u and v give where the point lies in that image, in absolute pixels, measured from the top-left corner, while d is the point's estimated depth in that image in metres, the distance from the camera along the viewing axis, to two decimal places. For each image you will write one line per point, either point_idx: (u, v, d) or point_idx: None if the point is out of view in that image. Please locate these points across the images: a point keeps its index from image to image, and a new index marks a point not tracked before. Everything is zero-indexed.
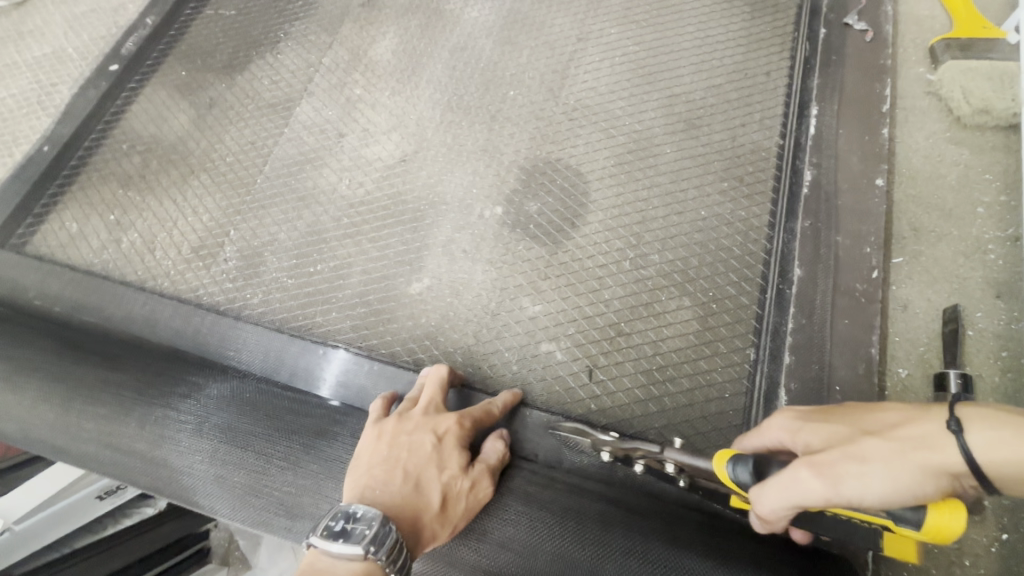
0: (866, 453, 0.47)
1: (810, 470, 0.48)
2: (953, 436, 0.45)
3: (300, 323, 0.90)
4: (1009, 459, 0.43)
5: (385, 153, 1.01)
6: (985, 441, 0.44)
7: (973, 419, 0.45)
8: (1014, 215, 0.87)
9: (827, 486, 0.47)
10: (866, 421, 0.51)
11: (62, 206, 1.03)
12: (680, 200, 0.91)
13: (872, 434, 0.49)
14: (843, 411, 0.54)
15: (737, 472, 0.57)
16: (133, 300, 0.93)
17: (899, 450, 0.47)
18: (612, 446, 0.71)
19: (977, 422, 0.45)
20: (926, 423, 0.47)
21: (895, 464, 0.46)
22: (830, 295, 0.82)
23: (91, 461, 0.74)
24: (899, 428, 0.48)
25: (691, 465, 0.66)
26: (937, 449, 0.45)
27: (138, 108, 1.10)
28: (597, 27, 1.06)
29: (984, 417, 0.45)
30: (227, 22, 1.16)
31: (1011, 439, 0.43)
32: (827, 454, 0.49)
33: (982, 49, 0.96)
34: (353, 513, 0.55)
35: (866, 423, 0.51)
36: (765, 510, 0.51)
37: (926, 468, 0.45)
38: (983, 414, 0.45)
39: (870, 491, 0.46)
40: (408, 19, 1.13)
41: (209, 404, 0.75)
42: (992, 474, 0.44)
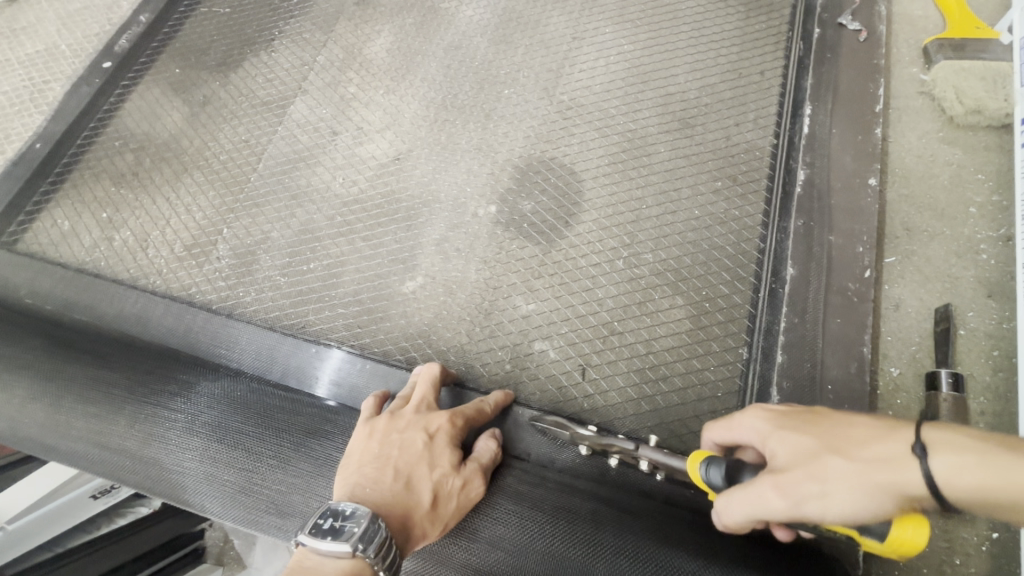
0: (829, 474, 0.47)
1: (774, 489, 0.48)
2: (918, 461, 0.44)
3: (293, 322, 0.90)
4: (971, 486, 0.43)
5: (380, 151, 1.01)
6: (949, 468, 0.43)
7: (938, 444, 0.44)
8: (1005, 215, 0.88)
9: (788, 505, 0.47)
10: (835, 434, 0.49)
11: (54, 203, 1.02)
12: (673, 199, 0.91)
13: (838, 452, 0.48)
14: (814, 418, 0.52)
15: (709, 472, 0.59)
16: (125, 298, 0.92)
17: (863, 471, 0.46)
18: (592, 440, 0.73)
19: (942, 448, 0.44)
20: (893, 444, 0.46)
21: (857, 486, 0.46)
22: (822, 294, 0.82)
23: (80, 459, 0.73)
24: (866, 447, 0.47)
25: (666, 463, 0.69)
26: (902, 473, 0.45)
27: (132, 106, 1.09)
28: (592, 26, 1.06)
29: (950, 442, 0.44)
30: (221, 20, 1.15)
31: (975, 466, 0.43)
32: (792, 471, 0.48)
33: (975, 49, 0.96)
34: (342, 509, 0.55)
35: (834, 437, 0.49)
36: (729, 520, 0.52)
37: (888, 490, 0.45)
38: (949, 438, 0.45)
39: (830, 511, 0.46)
40: (404, 17, 1.12)
41: (199, 402, 0.75)
42: (953, 498, 0.43)
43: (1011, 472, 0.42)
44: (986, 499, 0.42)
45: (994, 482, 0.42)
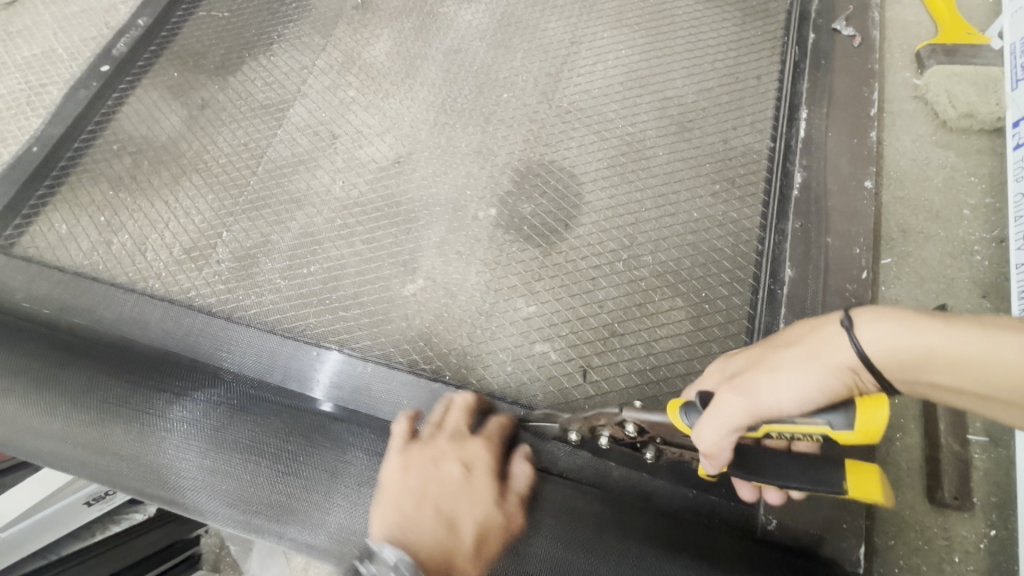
0: (776, 364, 0.50)
1: (730, 392, 0.51)
2: (845, 331, 0.47)
3: (293, 324, 0.90)
4: (889, 349, 0.46)
5: (379, 154, 1.01)
6: (871, 334, 0.46)
7: (865, 316, 0.47)
8: (999, 216, 0.89)
9: (745, 402, 0.50)
10: (779, 337, 0.53)
11: (51, 207, 1.02)
12: (672, 202, 0.92)
13: (780, 346, 0.52)
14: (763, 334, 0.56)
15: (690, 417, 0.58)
16: (124, 302, 0.92)
17: (804, 354, 0.49)
18: (575, 420, 0.70)
19: (868, 319, 0.47)
20: (824, 325, 0.50)
21: (801, 368, 0.49)
22: (821, 295, 0.82)
23: (82, 466, 0.74)
24: (803, 335, 0.51)
25: (646, 420, 0.64)
26: (835, 346, 0.48)
27: (130, 109, 1.09)
28: (590, 31, 1.07)
29: (873, 312, 0.47)
30: (220, 24, 1.15)
31: (893, 331, 0.46)
32: (745, 373, 0.51)
33: (967, 54, 0.98)
34: (383, 556, 0.54)
35: (777, 339, 0.53)
36: (704, 444, 0.53)
37: (828, 364, 0.48)
38: (872, 310, 0.48)
39: (784, 397, 0.49)
40: (403, 22, 1.13)
41: (193, 411, 0.74)
42: (876, 362, 0.46)
43: (926, 333, 0.45)
44: (902, 359, 0.46)
45: (908, 342, 0.45)
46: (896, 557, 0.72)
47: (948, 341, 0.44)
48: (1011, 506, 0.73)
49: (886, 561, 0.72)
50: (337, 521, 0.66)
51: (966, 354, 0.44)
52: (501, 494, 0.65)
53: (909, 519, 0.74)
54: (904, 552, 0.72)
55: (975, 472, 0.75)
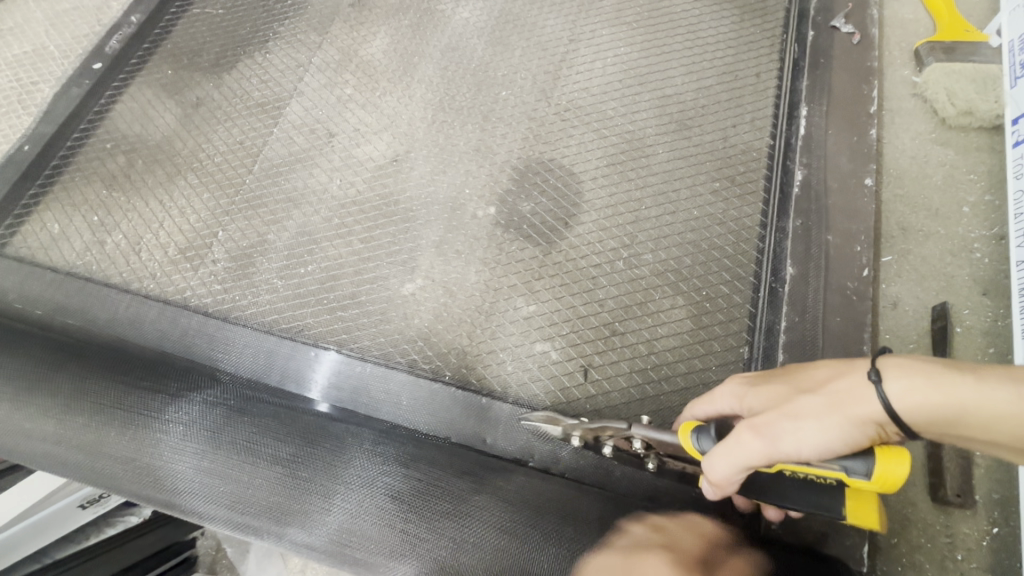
0: (800, 411, 0.51)
1: (749, 433, 0.52)
2: (874, 385, 0.48)
3: (290, 325, 0.89)
4: (919, 405, 0.47)
5: (377, 152, 1.00)
6: (900, 390, 0.47)
7: (891, 369, 0.48)
8: (998, 213, 0.89)
9: (765, 445, 0.51)
10: (801, 378, 0.54)
11: (43, 206, 1.00)
12: (673, 200, 0.91)
13: (804, 392, 0.52)
14: (783, 371, 0.57)
15: (702, 441, 0.59)
16: (118, 302, 0.91)
17: (828, 404, 0.50)
18: (582, 431, 0.72)
19: (895, 373, 0.48)
20: (851, 376, 0.50)
21: (825, 418, 0.50)
22: (822, 292, 0.82)
23: (75, 469, 0.72)
24: (828, 382, 0.52)
25: (656, 438, 0.67)
26: (863, 401, 0.49)
27: (123, 107, 1.08)
28: (589, 29, 1.07)
29: (901, 365, 0.48)
30: (214, 21, 1.14)
31: (922, 387, 0.47)
32: (766, 415, 0.52)
33: (966, 51, 0.98)
34: None
35: (800, 380, 0.54)
36: (716, 476, 0.54)
37: (853, 417, 0.49)
38: (899, 363, 0.49)
39: (804, 446, 0.50)
40: (400, 19, 1.12)
41: (191, 412, 0.73)
42: (906, 418, 0.47)
43: (956, 391, 0.46)
44: (933, 414, 0.47)
45: (937, 398, 0.46)
46: (898, 555, 0.72)
47: (977, 397, 0.45)
48: (1012, 503, 0.73)
49: (888, 560, 0.72)
50: (337, 522, 0.65)
51: (997, 410, 0.45)
52: None
53: (911, 517, 0.74)
54: (906, 550, 0.72)
55: (976, 470, 0.75)
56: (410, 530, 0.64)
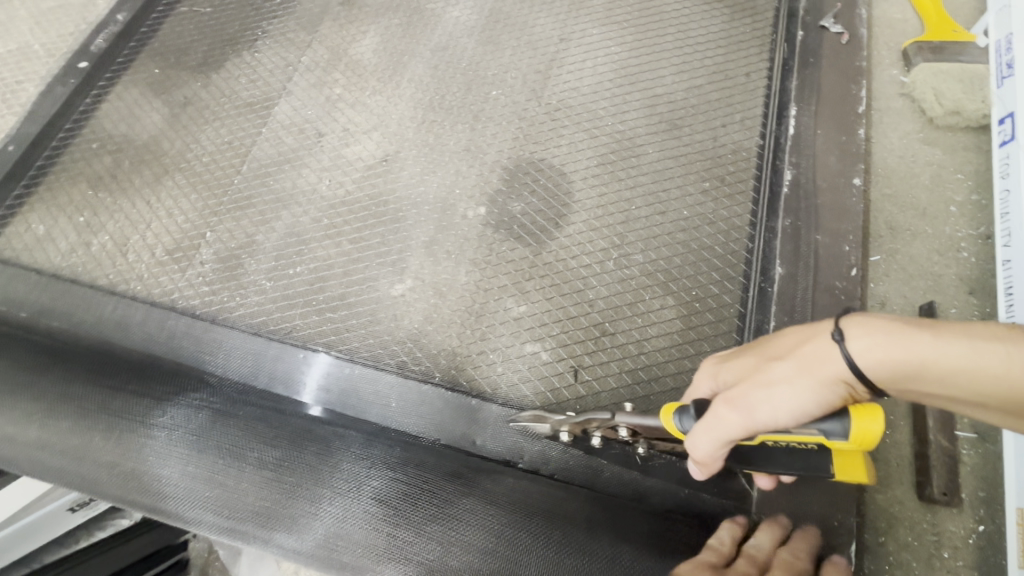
0: (769, 379, 0.51)
1: (726, 408, 0.53)
2: (837, 345, 0.48)
3: (279, 327, 0.88)
4: (880, 361, 0.47)
5: (367, 152, 1.00)
6: (863, 348, 0.47)
7: (854, 328, 0.48)
8: (985, 213, 0.90)
9: (741, 418, 0.52)
10: (770, 347, 0.54)
11: (28, 207, 0.99)
12: (662, 200, 0.91)
13: (773, 359, 0.52)
14: (754, 342, 0.57)
15: (683, 422, 0.60)
16: (104, 304, 0.90)
17: (796, 368, 0.50)
18: (569, 425, 0.73)
19: (858, 331, 0.48)
20: (816, 338, 0.50)
21: (794, 382, 0.50)
22: (811, 292, 0.83)
23: (57, 474, 0.71)
24: (795, 347, 0.52)
25: (641, 425, 0.67)
26: (830, 362, 0.49)
27: (109, 106, 1.06)
28: (580, 28, 1.06)
29: (864, 324, 0.48)
30: (201, 19, 1.13)
31: (883, 344, 0.47)
32: (738, 387, 0.53)
33: (954, 51, 0.99)
34: None
35: (769, 349, 0.54)
36: (699, 454, 0.56)
37: (820, 378, 0.49)
38: (863, 321, 0.48)
39: (779, 412, 0.50)
40: (390, 18, 1.11)
41: (178, 416, 0.72)
42: (868, 374, 0.47)
43: (916, 346, 0.46)
44: (893, 370, 0.47)
45: (898, 354, 0.46)
46: (885, 552, 0.72)
47: (937, 352, 0.45)
48: (998, 501, 0.74)
49: (875, 557, 0.72)
50: (324, 528, 0.65)
51: (954, 364, 0.45)
52: None
53: (899, 515, 0.74)
54: (893, 548, 0.73)
55: (963, 468, 0.76)
56: (398, 535, 0.64)
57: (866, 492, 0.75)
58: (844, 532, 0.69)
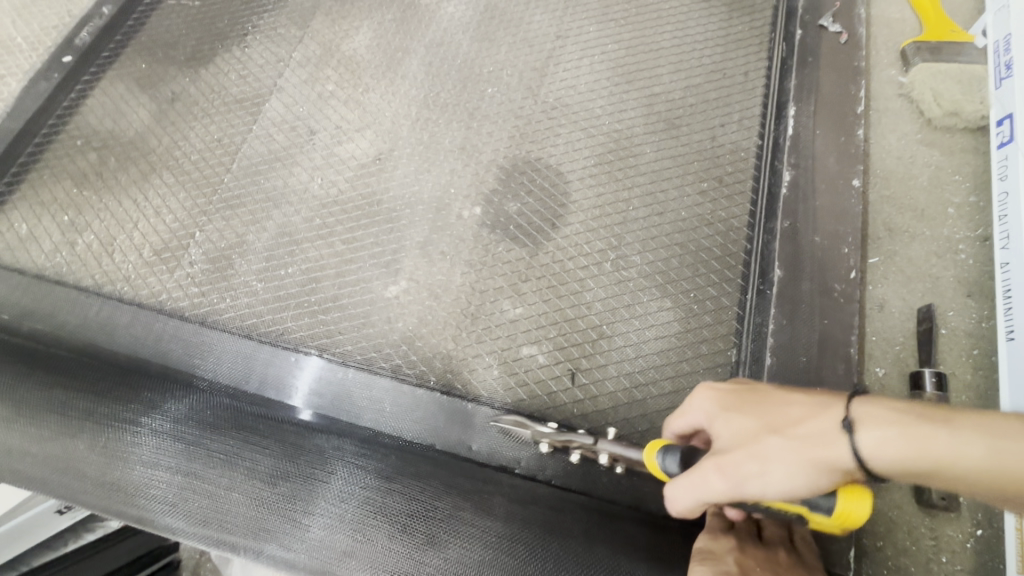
0: (767, 454, 0.51)
1: (715, 472, 0.53)
2: (846, 435, 0.48)
3: (269, 329, 0.86)
4: (893, 458, 0.46)
5: (359, 151, 0.98)
6: (872, 442, 0.47)
7: (864, 420, 0.48)
8: (982, 215, 0.90)
9: (729, 485, 0.52)
10: (773, 414, 0.53)
11: (11, 206, 0.96)
12: (660, 201, 0.90)
13: (774, 432, 0.52)
14: (757, 397, 0.56)
15: (666, 461, 0.61)
16: (90, 307, 0.88)
17: (797, 447, 0.50)
18: (551, 438, 0.74)
19: (868, 424, 0.48)
20: (824, 420, 0.50)
21: (792, 463, 0.50)
22: (809, 296, 0.83)
23: (37, 483, 0.69)
24: (801, 424, 0.51)
25: (625, 456, 0.71)
26: (833, 449, 0.49)
27: (94, 102, 1.03)
28: (576, 25, 1.05)
29: (875, 417, 0.48)
30: (190, 13, 1.10)
31: (895, 439, 0.46)
32: (733, 454, 0.52)
33: (951, 52, 0.98)
34: None
35: (772, 416, 0.53)
36: (678, 506, 0.56)
37: (818, 464, 0.49)
38: (874, 412, 0.48)
39: (768, 489, 0.50)
40: (383, 13, 1.09)
41: (165, 422, 0.70)
42: (877, 469, 0.47)
43: (929, 443, 0.46)
44: (906, 467, 0.46)
45: (911, 451, 0.46)
46: (883, 558, 0.72)
47: (950, 450, 0.45)
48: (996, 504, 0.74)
49: (873, 562, 0.72)
50: (317, 536, 0.63)
51: (971, 462, 0.45)
52: (795, 540, 0.66)
53: (897, 520, 0.74)
54: (891, 553, 0.73)
55: None
56: (391, 544, 0.62)
57: None
58: (842, 538, 0.70)
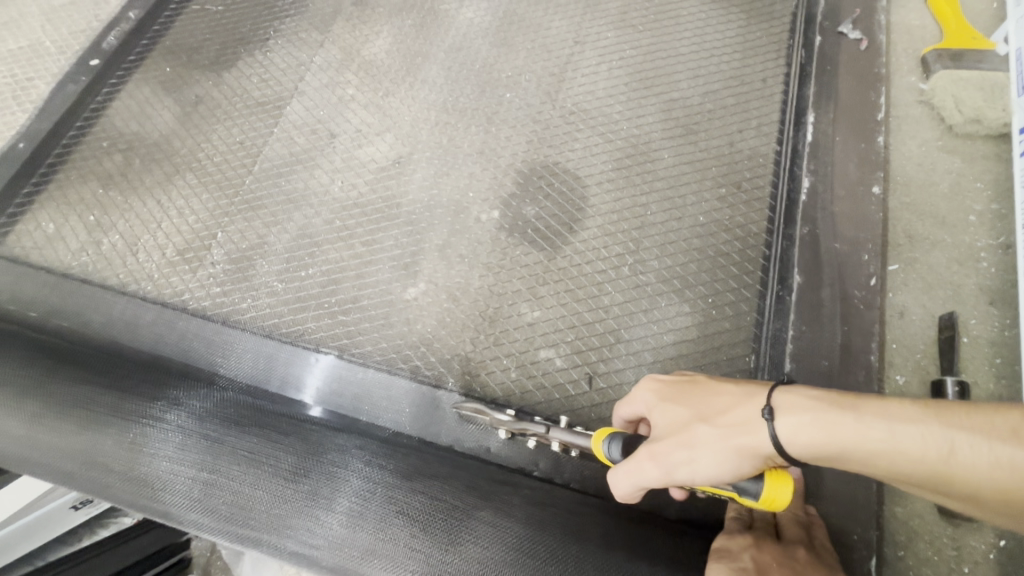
0: (696, 441, 0.54)
1: (649, 459, 0.56)
2: (766, 422, 0.51)
3: (290, 329, 0.88)
4: (807, 443, 0.50)
5: (379, 154, 0.99)
6: (788, 427, 0.51)
7: (783, 407, 0.51)
8: (1004, 222, 0.89)
9: (662, 472, 0.55)
10: (705, 405, 0.57)
11: (38, 205, 0.98)
12: (679, 206, 0.91)
13: (703, 421, 0.55)
14: (694, 388, 0.59)
15: (610, 448, 0.64)
16: (115, 304, 0.90)
17: (721, 435, 0.54)
18: (507, 425, 0.76)
19: (787, 411, 0.51)
20: (748, 409, 0.53)
21: (718, 449, 0.53)
22: (828, 302, 0.83)
23: (66, 477, 0.70)
24: (728, 413, 0.55)
25: (574, 443, 0.71)
26: (754, 435, 0.52)
27: (121, 104, 1.06)
28: (594, 31, 1.06)
29: (792, 404, 0.51)
30: (214, 18, 1.12)
31: (809, 425, 0.50)
32: (666, 442, 0.56)
33: (973, 59, 0.98)
34: None
35: (703, 407, 0.57)
36: (617, 492, 0.59)
37: (741, 450, 0.52)
38: (792, 400, 0.51)
39: (697, 474, 0.54)
40: (403, 18, 1.10)
41: (189, 419, 0.71)
42: (794, 454, 0.51)
43: (839, 429, 0.49)
44: (820, 451, 0.50)
45: (823, 436, 0.49)
46: (903, 567, 0.72)
47: (857, 435, 0.48)
48: None
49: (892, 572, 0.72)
50: (338, 533, 0.64)
51: (874, 447, 0.48)
52: (814, 540, 0.66)
53: (918, 529, 0.73)
54: (912, 562, 0.72)
55: None
56: (413, 543, 0.63)
57: (884, 505, 0.74)
58: (863, 547, 0.69)
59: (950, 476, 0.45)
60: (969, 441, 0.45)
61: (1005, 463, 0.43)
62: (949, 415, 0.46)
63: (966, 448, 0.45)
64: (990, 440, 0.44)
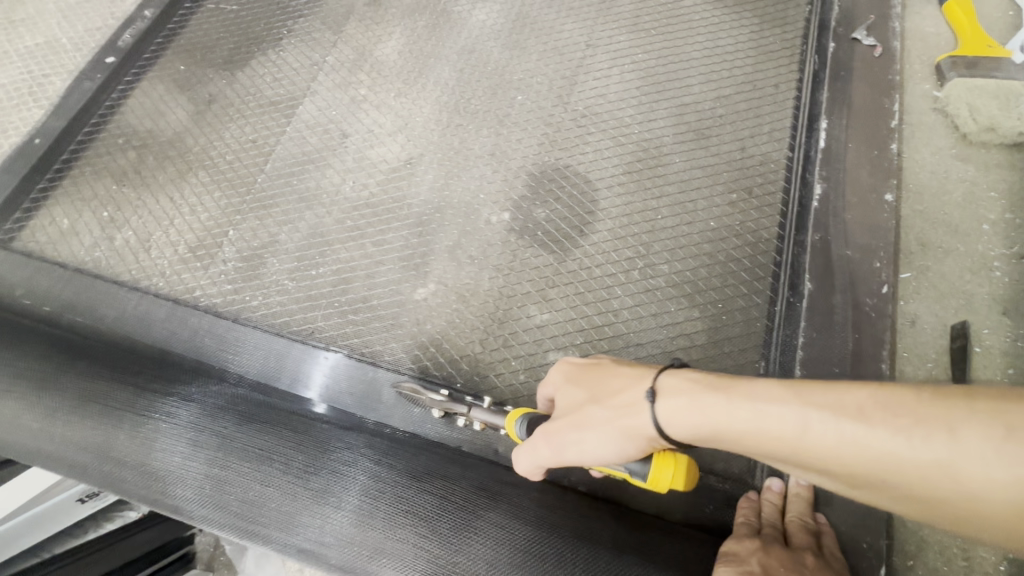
0: (586, 422, 0.57)
1: (543, 441, 0.60)
2: (648, 404, 0.53)
3: (300, 328, 0.88)
4: (683, 424, 0.51)
5: (391, 154, 0.99)
6: (668, 409, 0.52)
7: (665, 389, 0.53)
8: (1019, 232, 0.88)
9: (554, 453, 0.59)
10: (601, 386, 0.59)
11: (53, 201, 0.99)
12: (689, 210, 0.90)
13: (595, 403, 0.58)
14: (597, 372, 0.61)
15: (522, 429, 0.68)
16: (128, 300, 0.91)
17: (610, 417, 0.56)
18: (440, 406, 0.78)
19: (667, 393, 0.53)
20: (634, 391, 0.55)
21: (604, 430, 0.56)
22: (839, 309, 0.82)
23: (81, 471, 0.71)
24: (617, 395, 0.57)
25: (493, 423, 0.75)
26: (636, 416, 0.54)
27: (135, 102, 1.07)
28: (607, 34, 1.06)
29: (673, 386, 0.53)
30: (227, 17, 1.13)
31: (685, 407, 0.51)
32: (559, 425, 0.59)
33: (988, 67, 0.97)
34: None
35: (598, 389, 0.59)
36: (520, 469, 0.64)
37: (626, 432, 0.55)
38: (674, 383, 0.53)
39: (583, 454, 0.57)
40: (416, 20, 1.11)
41: (201, 414, 0.72)
42: (675, 435, 0.52)
43: (709, 409, 0.50)
44: (696, 432, 0.51)
45: (697, 418, 0.50)
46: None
47: (725, 416, 0.49)
48: None
49: None
50: (346, 532, 0.64)
51: (740, 427, 0.48)
52: (822, 550, 0.65)
53: (928, 538, 0.73)
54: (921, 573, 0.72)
55: None
56: (422, 544, 0.63)
57: (894, 515, 0.74)
58: (874, 556, 0.69)
59: (807, 456, 0.45)
60: (821, 418, 0.44)
61: (851, 441, 0.42)
62: (807, 394, 0.46)
63: (818, 426, 0.44)
64: (839, 418, 0.43)
